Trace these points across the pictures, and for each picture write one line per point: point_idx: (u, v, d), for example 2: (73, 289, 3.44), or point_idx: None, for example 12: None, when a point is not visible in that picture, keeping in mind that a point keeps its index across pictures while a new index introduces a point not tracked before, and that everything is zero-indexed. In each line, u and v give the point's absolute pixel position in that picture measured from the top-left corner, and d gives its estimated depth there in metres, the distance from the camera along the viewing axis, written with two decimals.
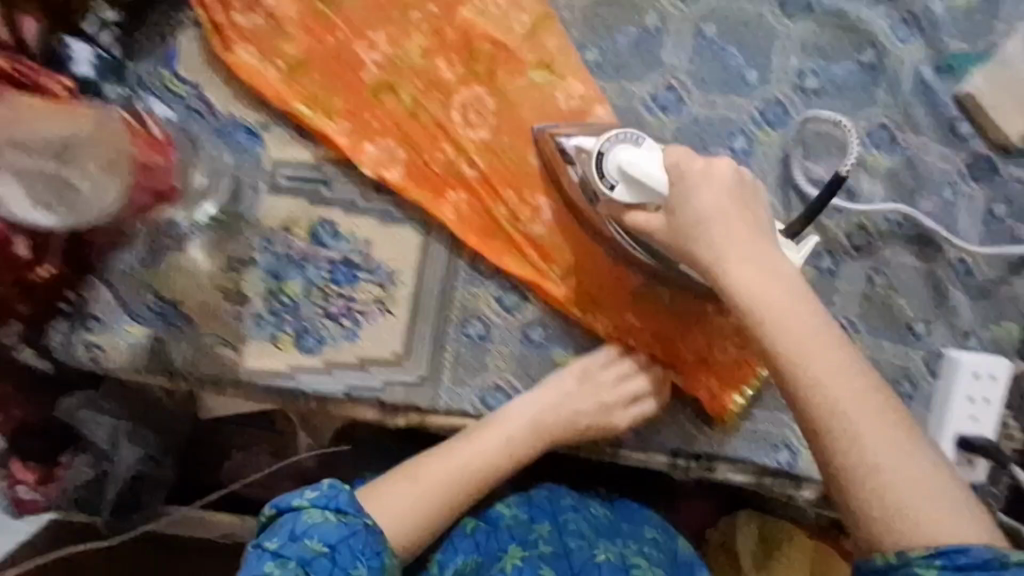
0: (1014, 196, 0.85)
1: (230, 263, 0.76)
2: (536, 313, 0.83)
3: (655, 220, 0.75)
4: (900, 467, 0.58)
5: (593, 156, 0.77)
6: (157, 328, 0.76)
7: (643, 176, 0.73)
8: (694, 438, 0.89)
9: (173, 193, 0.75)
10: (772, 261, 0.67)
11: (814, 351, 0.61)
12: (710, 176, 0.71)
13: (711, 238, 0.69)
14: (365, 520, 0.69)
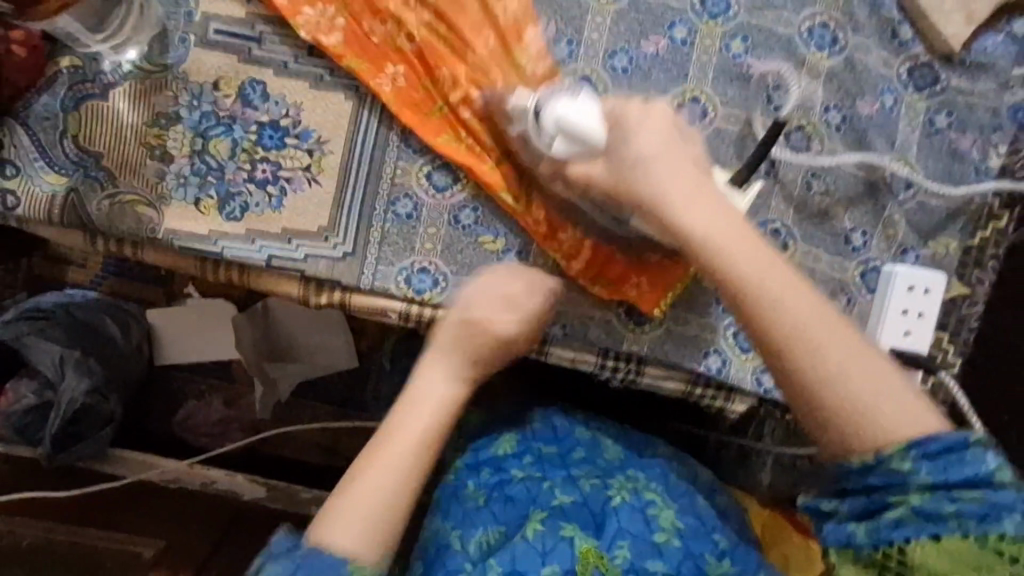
0: (954, 105, 0.86)
1: (155, 117, 0.79)
2: (466, 195, 0.84)
3: (596, 169, 0.75)
4: (853, 375, 0.61)
5: (530, 113, 0.76)
6: (75, 179, 0.78)
7: (581, 131, 0.73)
8: (622, 338, 0.87)
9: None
10: (717, 201, 0.70)
11: (760, 270, 0.65)
12: (645, 119, 0.73)
13: (655, 180, 0.71)
14: (303, 553, 0.66)
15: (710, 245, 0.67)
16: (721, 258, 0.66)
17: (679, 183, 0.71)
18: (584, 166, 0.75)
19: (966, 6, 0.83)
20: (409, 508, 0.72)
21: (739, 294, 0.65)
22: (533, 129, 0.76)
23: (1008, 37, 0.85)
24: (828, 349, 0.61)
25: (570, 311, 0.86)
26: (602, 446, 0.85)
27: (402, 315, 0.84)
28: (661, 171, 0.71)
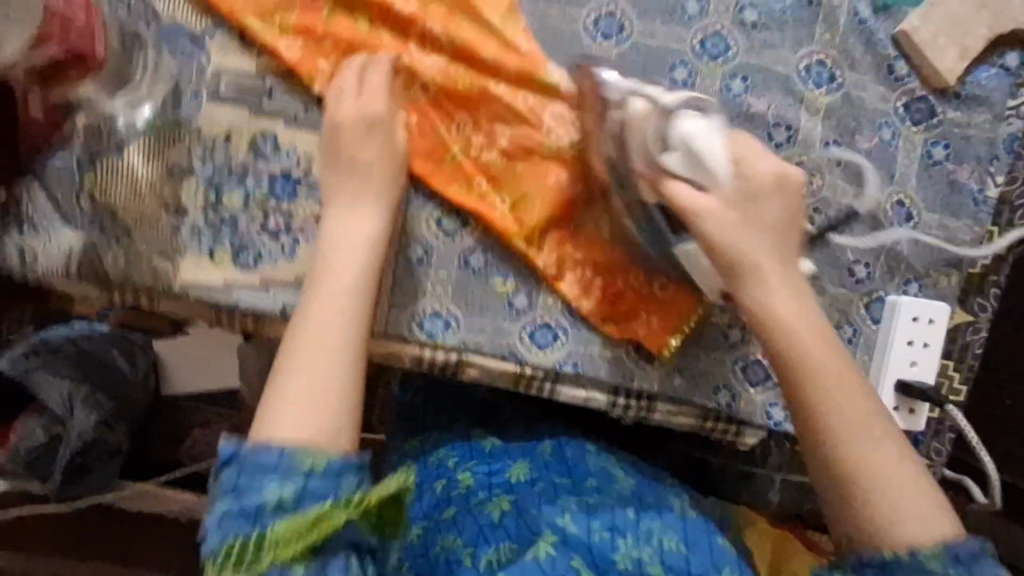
0: (950, 138, 0.88)
1: (170, 172, 0.81)
2: (475, 239, 0.86)
3: (700, 199, 0.70)
4: (887, 475, 0.65)
5: (656, 117, 0.70)
6: (91, 234, 0.80)
7: (705, 155, 0.68)
8: (633, 376, 0.88)
9: (94, 57, 0.74)
10: (801, 287, 0.72)
11: (826, 365, 0.69)
12: (765, 184, 0.72)
13: (748, 245, 0.71)
14: (246, 447, 0.61)
15: (777, 320, 0.70)
16: (787, 337, 0.70)
17: (772, 258, 0.71)
18: (687, 187, 0.70)
19: (959, 41, 0.84)
20: (360, 364, 0.68)
21: (805, 381, 0.69)
22: (651, 131, 0.70)
23: (1001, 69, 0.87)
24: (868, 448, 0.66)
25: (582, 350, 0.88)
26: (614, 475, 0.86)
27: (415, 359, 0.85)
28: (761, 240, 0.71)
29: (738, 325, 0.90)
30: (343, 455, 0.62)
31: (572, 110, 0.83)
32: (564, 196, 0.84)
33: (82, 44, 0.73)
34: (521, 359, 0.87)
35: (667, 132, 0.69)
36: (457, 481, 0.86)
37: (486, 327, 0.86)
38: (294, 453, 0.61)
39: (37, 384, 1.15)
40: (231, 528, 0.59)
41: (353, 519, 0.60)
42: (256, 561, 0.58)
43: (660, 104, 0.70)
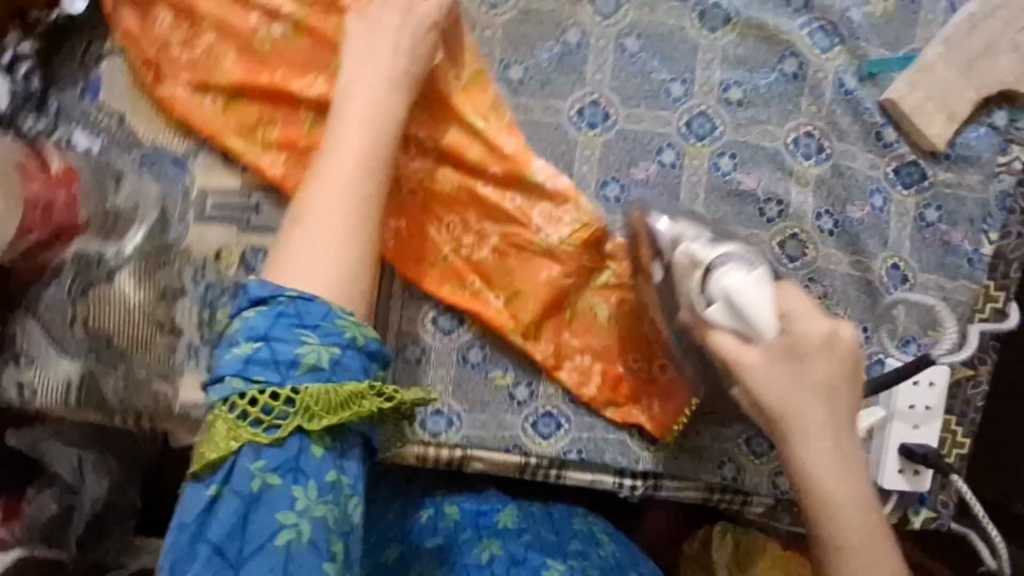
0: (941, 200, 0.87)
1: (162, 295, 0.80)
2: (472, 336, 0.86)
3: (745, 352, 0.67)
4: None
5: (698, 269, 0.69)
6: (88, 362, 0.79)
7: (749, 309, 0.66)
8: (638, 457, 0.88)
9: (77, 227, 0.76)
10: (850, 448, 0.68)
11: (858, 535, 0.66)
12: (817, 346, 0.66)
13: (795, 410, 0.67)
14: (284, 297, 0.61)
15: (820, 485, 0.67)
16: (823, 495, 0.67)
17: (822, 424, 0.67)
18: (731, 340, 0.67)
19: (946, 106, 0.84)
20: (385, 166, 0.71)
21: (833, 544, 0.67)
22: (694, 283, 0.69)
23: (989, 128, 0.87)
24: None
25: (584, 436, 0.88)
26: (597, 540, 0.88)
27: (419, 458, 0.85)
28: (809, 406, 0.67)
29: None
30: (378, 341, 0.63)
31: (562, 206, 0.81)
32: (558, 290, 0.83)
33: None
34: (525, 450, 0.87)
35: (708, 286, 0.68)
36: (443, 514, 0.86)
37: (488, 422, 0.86)
38: (338, 317, 0.61)
39: (43, 454, 0.97)
40: (256, 372, 0.59)
41: (381, 408, 0.62)
42: (281, 413, 0.58)
43: (704, 258, 0.69)
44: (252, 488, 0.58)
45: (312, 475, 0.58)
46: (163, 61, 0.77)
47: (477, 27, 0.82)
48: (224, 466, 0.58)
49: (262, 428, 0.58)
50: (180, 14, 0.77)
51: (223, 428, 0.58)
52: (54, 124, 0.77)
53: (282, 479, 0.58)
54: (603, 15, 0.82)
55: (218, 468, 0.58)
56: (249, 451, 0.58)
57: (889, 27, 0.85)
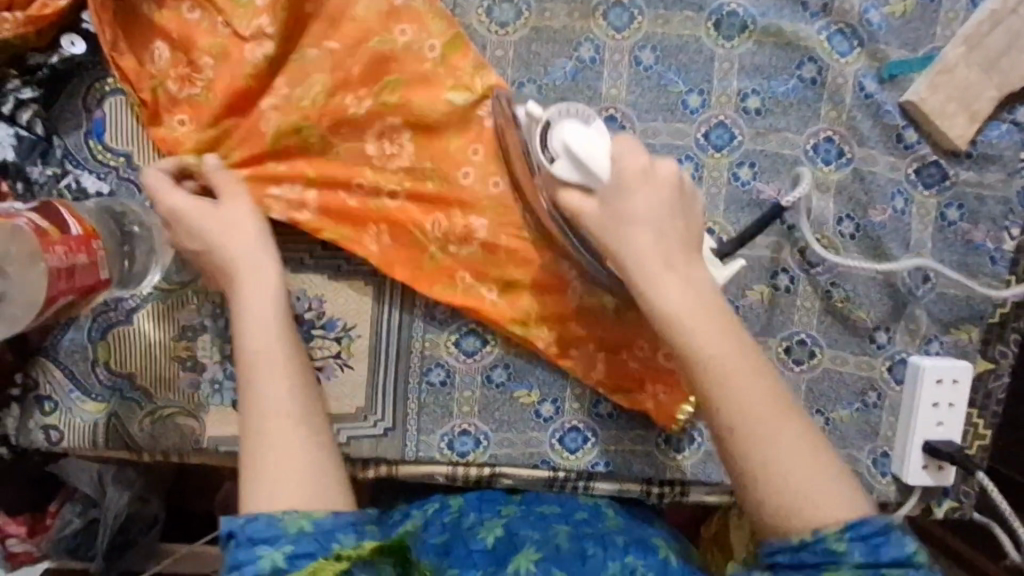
0: (964, 199, 0.86)
1: (182, 331, 0.79)
2: (496, 354, 0.85)
3: (586, 204, 0.70)
4: (789, 456, 0.62)
5: (540, 128, 0.71)
6: (112, 402, 0.79)
7: (586, 158, 0.68)
8: (665, 467, 0.88)
9: (100, 286, 0.67)
10: (681, 266, 0.68)
11: (727, 365, 0.64)
12: (633, 176, 0.69)
13: (626, 245, 0.68)
14: (240, 523, 0.61)
15: (673, 319, 0.66)
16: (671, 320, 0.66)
17: (653, 253, 0.67)
18: (577, 195, 0.70)
19: (969, 107, 0.82)
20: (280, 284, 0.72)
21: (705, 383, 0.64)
22: (538, 145, 0.71)
23: (1012, 125, 0.85)
24: (777, 437, 0.62)
25: (612, 448, 0.87)
26: (603, 513, 0.85)
27: (448, 476, 0.85)
28: (638, 238, 0.68)
29: None
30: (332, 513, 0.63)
31: None
32: (560, 283, 0.82)
33: (89, 282, 0.65)
34: (553, 465, 0.86)
35: (550, 142, 0.69)
36: (448, 506, 0.84)
37: (515, 440, 0.86)
38: (281, 518, 0.61)
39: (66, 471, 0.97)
40: None
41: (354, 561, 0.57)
42: None
43: (543, 122, 0.71)
44: None
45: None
46: (165, 97, 0.75)
47: (486, 47, 0.80)
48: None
49: None
50: (178, 49, 0.75)
51: None
52: (61, 168, 0.75)
53: None
54: (616, 28, 0.80)
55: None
56: None
57: (908, 27, 0.83)
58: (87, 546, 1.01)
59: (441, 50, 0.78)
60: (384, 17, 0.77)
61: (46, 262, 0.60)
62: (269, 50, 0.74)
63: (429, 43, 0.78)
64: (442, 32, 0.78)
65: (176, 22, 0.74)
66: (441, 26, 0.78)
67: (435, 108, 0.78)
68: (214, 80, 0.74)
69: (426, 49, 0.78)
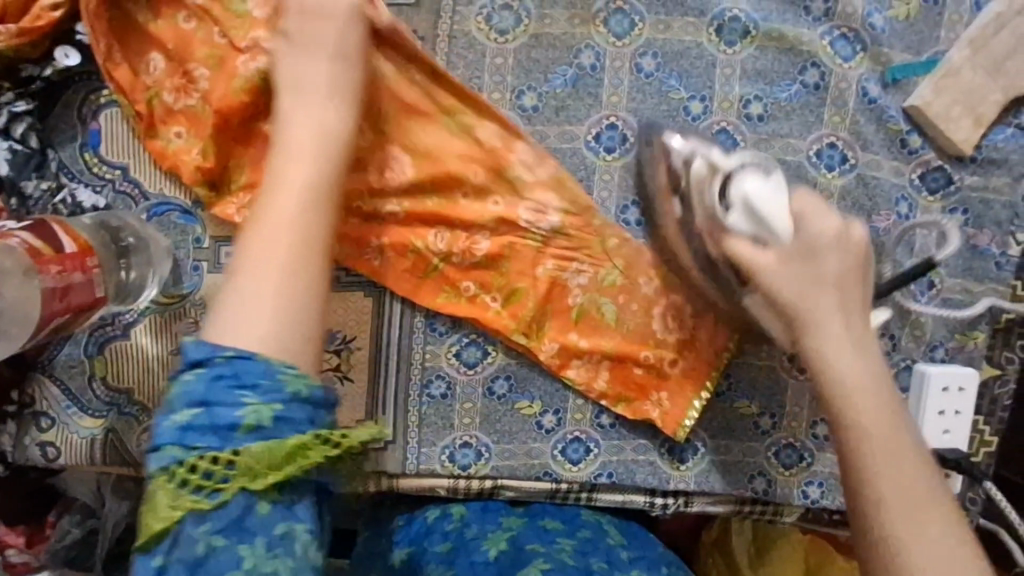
0: (970, 203, 0.85)
1: (179, 345, 0.78)
2: (497, 365, 0.84)
3: (760, 257, 0.70)
4: (944, 561, 0.58)
5: (716, 178, 0.72)
6: (110, 418, 0.78)
7: (766, 212, 0.69)
8: (669, 478, 0.87)
9: (99, 303, 0.66)
10: (857, 329, 0.69)
11: (876, 429, 0.64)
12: (824, 242, 0.70)
13: (808, 299, 0.69)
14: (220, 357, 0.52)
15: (839, 370, 0.67)
16: (847, 404, 0.66)
17: (833, 313, 0.69)
18: (749, 245, 0.70)
19: (973, 110, 0.82)
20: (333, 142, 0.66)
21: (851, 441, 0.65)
22: (713, 193, 0.72)
23: (1017, 129, 0.84)
24: (915, 523, 0.60)
25: (614, 459, 0.86)
26: (606, 531, 0.83)
27: (450, 489, 0.85)
28: (821, 293, 0.69)
29: (769, 413, 0.88)
30: (325, 387, 0.54)
31: (557, 200, 0.79)
32: (563, 293, 0.81)
33: (86, 299, 0.64)
34: (556, 477, 0.85)
35: (727, 190, 0.71)
36: (450, 514, 0.84)
37: (517, 451, 0.85)
38: (278, 372, 0.52)
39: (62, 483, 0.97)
40: (195, 438, 0.50)
41: (330, 458, 0.53)
42: (223, 477, 0.50)
43: (723, 168, 0.72)
44: (196, 554, 0.50)
45: (261, 530, 0.51)
46: (159, 108, 0.74)
47: (486, 55, 0.79)
48: (169, 536, 0.51)
49: (204, 495, 0.50)
50: (174, 59, 0.74)
51: (165, 498, 0.51)
52: (56, 182, 0.74)
53: (218, 445, 0.50)
54: (616, 35, 0.79)
55: (168, 534, 0.51)
56: (196, 518, 0.51)
57: (912, 30, 0.82)
58: (86, 556, 0.97)
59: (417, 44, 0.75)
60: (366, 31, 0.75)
61: (40, 280, 0.60)
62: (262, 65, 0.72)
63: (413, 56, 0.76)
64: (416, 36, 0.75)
65: (172, 31, 0.73)
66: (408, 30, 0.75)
67: (424, 125, 0.78)
68: (210, 90, 0.74)
69: (414, 72, 0.77)
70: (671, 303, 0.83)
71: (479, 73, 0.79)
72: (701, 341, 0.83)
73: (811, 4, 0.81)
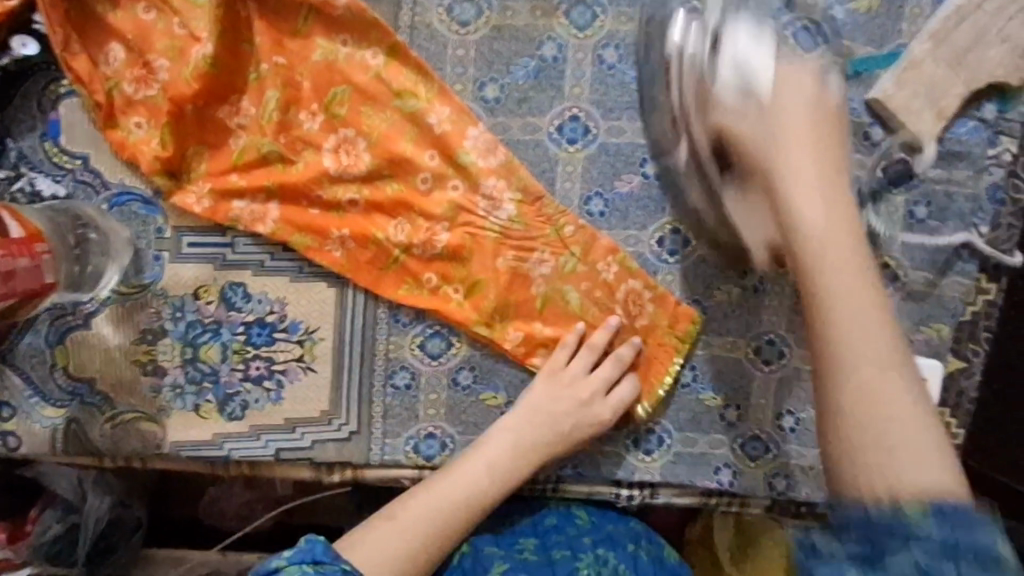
0: (932, 196, 0.86)
1: (141, 335, 0.78)
2: (461, 356, 0.83)
3: (741, 124, 0.70)
4: (906, 425, 0.57)
5: (704, 41, 0.73)
6: (71, 408, 0.78)
7: (752, 68, 0.71)
8: (634, 469, 0.87)
9: (46, 290, 0.67)
10: (833, 196, 0.65)
11: (854, 302, 0.61)
12: (794, 82, 0.70)
13: (765, 127, 0.68)
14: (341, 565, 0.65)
15: (806, 217, 0.65)
16: (826, 289, 0.62)
17: (802, 161, 0.66)
18: (730, 92, 0.71)
19: (935, 103, 0.82)
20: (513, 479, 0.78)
21: (812, 301, 0.62)
22: (690, 43, 0.74)
23: (979, 122, 0.85)
24: (879, 385, 0.58)
25: (580, 449, 0.86)
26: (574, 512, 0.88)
27: (413, 480, 0.84)
28: (783, 117, 0.68)
29: (734, 405, 0.86)
30: None
31: (519, 191, 0.79)
32: (522, 283, 0.81)
33: (32, 285, 0.65)
34: None
35: (719, 45, 0.72)
36: None
37: None
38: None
39: (44, 476, 0.99)
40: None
41: None
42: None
43: (710, 28, 0.74)
44: None
45: None
46: (118, 98, 0.74)
47: (448, 47, 0.79)
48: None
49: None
50: (134, 50, 0.74)
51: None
52: (14, 171, 0.75)
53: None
54: (579, 27, 0.80)
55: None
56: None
57: (872, 22, 0.83)
58: (70, 552, 0.98)
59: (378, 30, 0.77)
60: (326, 27, 0.77)
61: None
62: (210, 52, 0.74)
63: (370, 50, 0.78)
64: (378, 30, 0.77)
65: (132, 22, 0.74)
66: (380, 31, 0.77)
67: (382, 117, 0.78)
68: (171, 82, 0.75)
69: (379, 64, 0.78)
70: (635, 294, 0.82)
71: (441, 65, 0.80)
72: (666, 332, 0.83)
73: None
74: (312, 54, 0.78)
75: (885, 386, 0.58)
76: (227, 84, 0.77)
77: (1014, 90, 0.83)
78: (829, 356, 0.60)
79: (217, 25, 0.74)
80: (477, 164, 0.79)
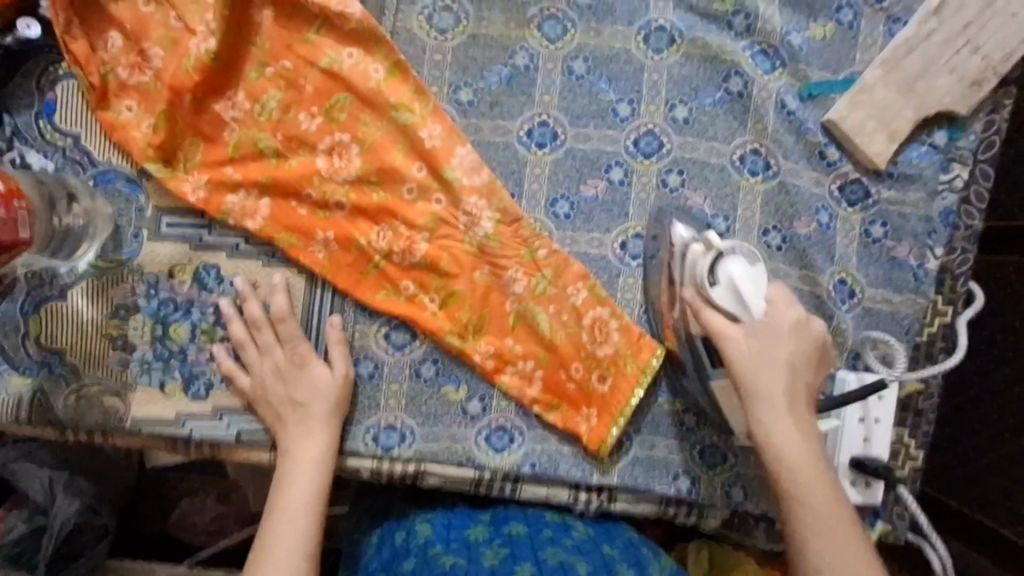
0: (888, 216, 0.89)
1: (115, 310, 0.81)
2: (425, 350, 0.85)
3: (731, 331, 0.73)
4: (851, 565, 0.66)
5: (705, 254, 0.74)
6: (39, 377, 0.80)
7: (747, 296, 0.72)
8: (592, 472, 0.85)
9: (20, 245, 0.70)
10: (798, 379, 0.72)
11: (811, 478, 0.69)
12: (780, 310, 0.73)
13: (760, 379, 0.71)
14: None
15: (781, 449, 0.70)
16: (800, 496, 0.69)
17: (783, 400, 0.71)
18: (728, 325, 0.73)
19: (887, 126, 0.86)
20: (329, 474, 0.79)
21: (788, 515, 0.69)
22: (701, 270, 0.74)
23: (930, 147, 0.89)
24: (830, 545, 0.67)
25: (538, 449, 0.85)
26: (571, 526, 0.82)
27: (373, 472, 0.84)
28: (773, 372, 0.71)
29: (693, 410, 0.86)
30: None
31: (488, 189, 0.83)
32: (487, 278, 0.83)
33: (7, 237, 0.68)
34: (478, 464, 0.84)
35: (715, 270, 0.73)
36: (416, 535, 0.81)
37: (441, 435, 0.84)
38: None
39: (14, 476, 0.98)
40: None
41: None
42: None
43: (712, 242, 0.75)
44: None
45: None
46: (113, 82, 0.79)
47: (426, 51, 0.85)
48: None
49: None
50: (131, 38, 0.79)
51: None
52: (8, 144, 0.80)
53: None
54: (550, 39, 0.85)
55: None
56: None
57: (828, 49, 0.89)
58: (30, 556, 0.97)
59: (363, 33, 0.81)
60: (336, 38, 0.82)
61: None
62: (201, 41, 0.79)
63: (346, 49, 0.82)
64: (363, 32, 0.81)
65: (130, 13, 0.79)
66: (379, 45, 0.82)
67: (359, 110, 0.82)
68: (163, 68, 0.79)
69: (361, 64, 0.82)
70: (604, 322, 0.84)
71: (420, 68, 0.85)
72: (629, 363, 0.84)
73: (734, 19, 0.88)
74: (295, 50, 0.82)
75: (831, 543, 0.67)
76: (224, 78, 0.81)
77: (962, 119, 0.88)
78: (801, 547, 0.68)
79: (223, 23, 0.79)
80: (451, 159, 0.82)
